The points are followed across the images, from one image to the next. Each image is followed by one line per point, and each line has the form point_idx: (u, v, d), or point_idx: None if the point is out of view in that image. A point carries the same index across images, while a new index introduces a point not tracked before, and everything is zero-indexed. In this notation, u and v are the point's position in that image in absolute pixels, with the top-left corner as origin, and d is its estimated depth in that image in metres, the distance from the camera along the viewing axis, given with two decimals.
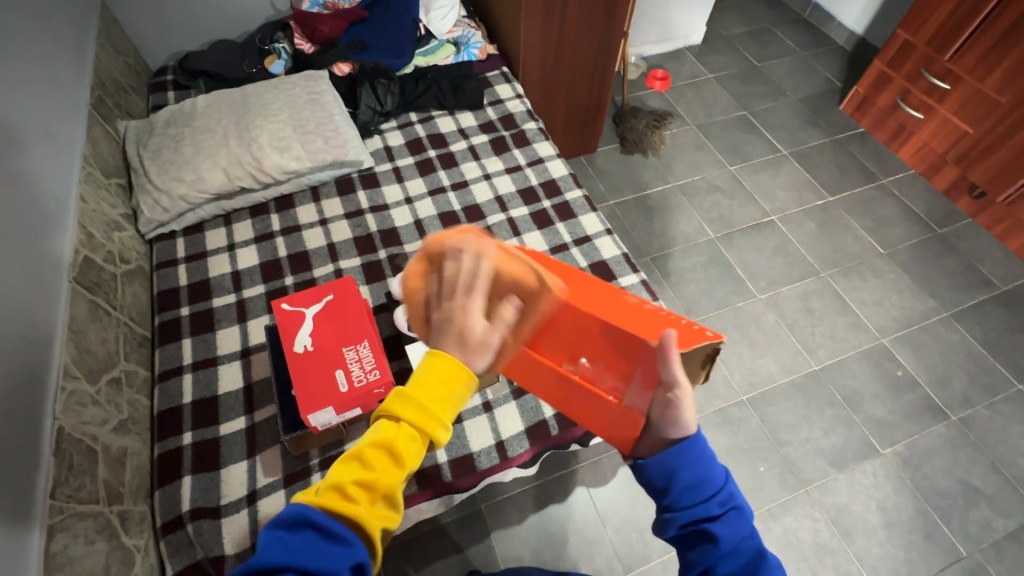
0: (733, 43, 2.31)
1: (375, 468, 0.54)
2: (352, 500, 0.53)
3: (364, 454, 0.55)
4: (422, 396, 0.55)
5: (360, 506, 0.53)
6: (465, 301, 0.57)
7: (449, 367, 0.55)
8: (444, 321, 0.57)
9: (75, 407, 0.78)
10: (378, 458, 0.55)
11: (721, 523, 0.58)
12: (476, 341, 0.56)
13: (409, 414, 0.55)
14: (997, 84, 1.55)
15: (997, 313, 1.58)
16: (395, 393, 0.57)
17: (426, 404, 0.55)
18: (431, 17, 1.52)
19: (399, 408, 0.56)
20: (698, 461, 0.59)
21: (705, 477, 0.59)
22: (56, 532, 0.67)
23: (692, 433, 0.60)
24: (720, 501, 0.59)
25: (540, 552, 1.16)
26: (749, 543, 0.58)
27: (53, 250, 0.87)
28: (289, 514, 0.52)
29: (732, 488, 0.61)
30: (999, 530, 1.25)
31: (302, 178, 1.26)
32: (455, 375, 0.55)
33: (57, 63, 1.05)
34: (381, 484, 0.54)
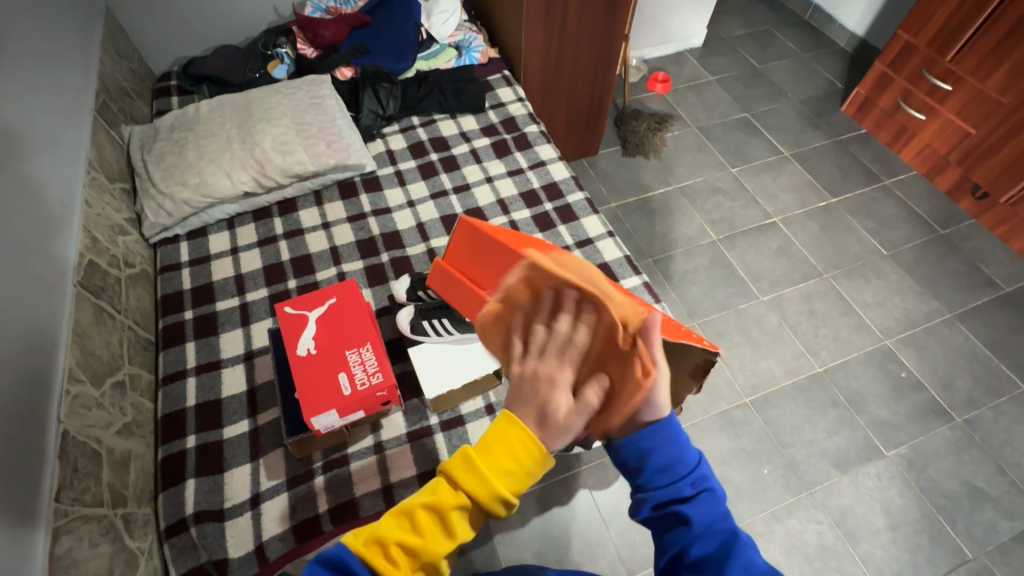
0: (735, 45, 2.32)
1: (424, 534, 0.51)
2: (396, 562, 0.50)
3: (415, 512, 0.52)
4: (484, 467, 0.50)
5: (401, 571, 0.50)
6: (556, 369, 0.49)
7: (523, 442, 0.49)
8: (527, 385, 0.50)
9: (79, 411, 0.79)
10: (428, 521, 0.52)
11: (694, 503, 0.58)
12: (559, 422, 0.48)
13: (468, 482, 0.51)
14: (999, 85, 1.55)
15: (1002, 314, 1.57)
16: (458, 455, 0.52)
17: (489, 478, 0.50)
18: (433, 21, 1.53)
19: (461, 473, 0.51)
20: (671, 442, 0.57)
21: (676, 458, 0.58)
22: (61, 535, 0.68)
23: (665, 415, 0.57)
24: (692, 482, 0.59)
25: (544, 555, 1.16)
26: (722, 524, 0.59)
27: (58, 254, 0.88)
28: (331, 556, 0.51)
29: (704, 470, 0.61)
30: (1006, 533, 1.24)
31: (305, 182, 1.26)
32: (528, 452, 0.50)
33: (62, 69, 1.06)
34: (428, 551, 0.51)
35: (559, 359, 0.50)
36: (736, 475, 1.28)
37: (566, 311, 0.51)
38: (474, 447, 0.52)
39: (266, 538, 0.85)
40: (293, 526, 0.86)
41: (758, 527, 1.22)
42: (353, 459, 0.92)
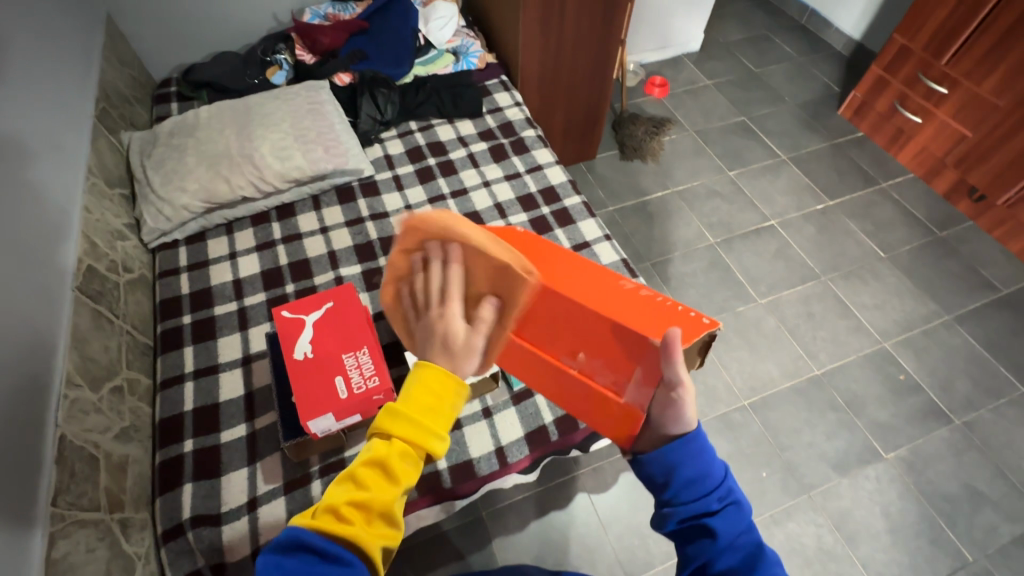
0: (732, 49, 2.33)
1: (370, 488, 0.53)
2: (349, 521, 0.52)
3: (358, 474, 0.54)
4: (412, 411, 0.55)
5: (357, 526, 0.51)
6: (444, 310, 0.58)
7: (436, 376, 0.56)
8: (426, 334, 0.58)
9: (77, 415, 0.79)
10: (373, 476, 0.54)
11: (719, 517, 0.58)
12: (463, 347, 0.58)
13: (401, 429, 0.55)
14: (994, 88, 1.56)
15: (1000, 316, 1.57)
16: (386, 410, 0.56)
17: (418, 419, 0.55)
18: (431, 27, 1.56)
19: (393, 424, 0.55)
20: (697, 456, 0.60)
21: (704, 471, 0.60)
22: (58, 539, 0.68)
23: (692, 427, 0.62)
24: (719, 496, 0.59)
25: (542, 558, 1.16)
26: (747, 538, 0.58)
27: (57, 259, 0.88)
28: (283, 540, 0.51)
29: (731, 484, 0.61)
30: (1006, 535, 1.24)
31: (303, 187, 1.27)
32: (445, 386, 0.56)
33: (63, 76, 1.07)
34: (378, 502, 0.53)
35: (444, 305, 0.58)
36: (734, 478, 1.28)
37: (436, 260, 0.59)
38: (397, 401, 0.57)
39: (262, 542, 0.85)
40: None
41: (757, 530, 1.22)
42: (350, 463, 0.92)
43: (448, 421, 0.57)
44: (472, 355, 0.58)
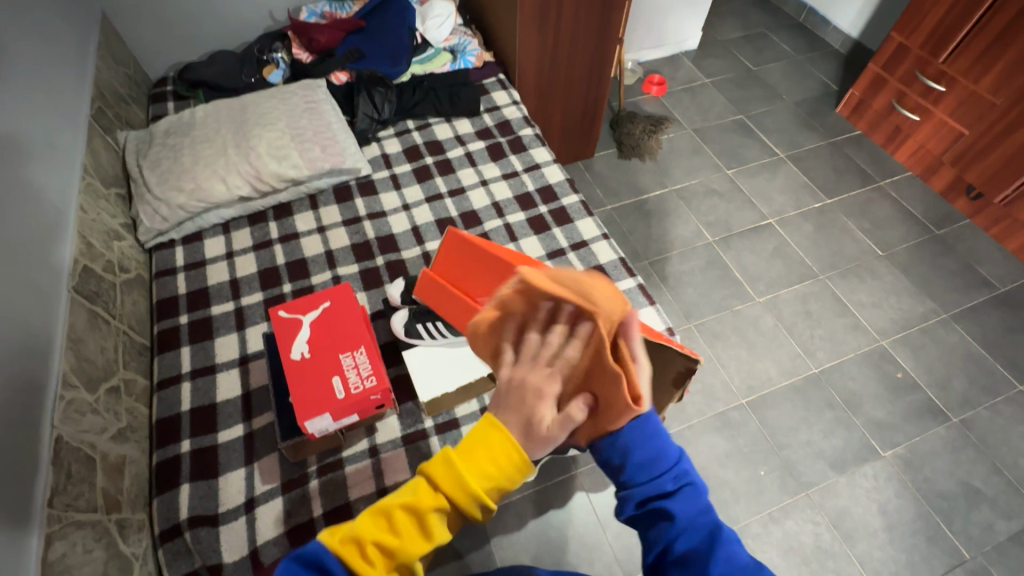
0: (730, 47, 2.33)
1: (400, 534, 0.52)
2: (371, 563, 0.50)
3: (393, 514, 0.52)
4: (465, 470, 0.51)
5: (377, 572, 0.50)
6: (542, 380, 0.53)
7: (503, 444, 0.51)
8: (513, 395, 0.53)
9: (74, 416, 0.79)
10: (406, 522, 0.52)
11: (676, 497, 0.58)
12: (542, 430, 0.51)
13: (448, 484, 0.52)
14: (991, 86, 1.56)
15: (997, 314, 1.57)
16: (440, 458, 0.53)
17: (467, 481, 0.51)
18: (427, 26, 1.54)
19: (443, 475, 0.52)
20: (650, 438, 0.59)
21: (658, 452, 0.59)
22: (54, 540, 0.68)
23: (645, 410, 0.59)
24: (674, 477, 0.60)
25: (541, 557, 1.16)
26: (705, 517, 0.58)
27: (53, 259, 0.88)
28: (309, 555, 0.51)
29: (686, 465, 0.62)
30: (1002, 533, 1.24)
31: (300, 186, 1.27)
32: (506, 458, 0.51)
33: (58, 75, 1.06)
34: (403, 554, 0.51)
35: (547, 370, 0.53)
36: (732, 477, 1.28)
37: (559, 329, 0.55)
38: (455, 449, 0.53)
39: (260, 542, 0.85)
40: (287, 531, 0.86)
41: (755, 528, 1.22)
42: (348, 463, 0.92)
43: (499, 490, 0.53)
44: (546, 447, 0.52)
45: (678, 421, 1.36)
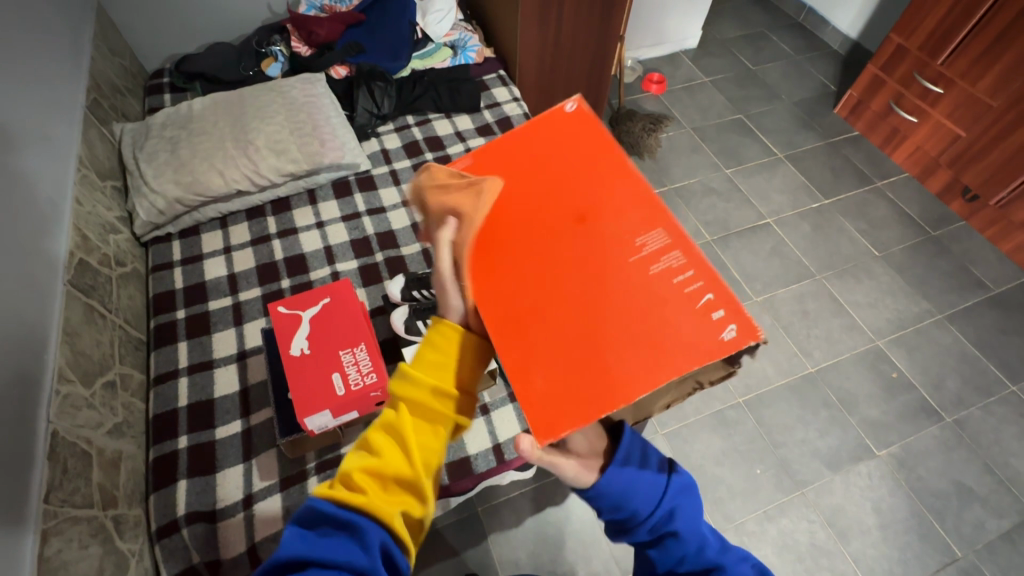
0: (729, 47, 2.33)
1: (382, 454, 0.55)
2: (363, 489, 0.53)
3: (371, 440, 0.57)
4: (417, 373, 0.58)
5: (371, 494, 0.52)
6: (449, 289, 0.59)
7: (443, 332, 0.59)
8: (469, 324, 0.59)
9: (69, 411, 0.78)
10: (384, 443, 0.56)
11: (657, 547, 0.59)
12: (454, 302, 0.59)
13: (411, 393, 0.58)
14: (989, 89, 1.57)
15: (992, 315, 1.59)
16: (397, 377, 0.59)
17: (424, 380, 0.57)
18: (428, 21, 1.53)
19: (402, 388, 0.58)
20: (617, 504, 0.57)
21: (629, 512, 0.58)
22: (50, 536, 0.67)
23: (598, 478, 0.57)
24: (650, 529, 0.58)
25: (537, 554, 1.16)
26: (698, 556, 0.58)
27: (47, 251, 0.87)
28: (303, 511, 0.51)
29: (669, 515, 0.59)
30: (994, 531, 1.26)
31: (299, 181, 1.26)
32: (456, 345, 0.59)
33: (52, 64, 1.05)
34: (393, 470, 0.55)
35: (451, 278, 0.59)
36: (729, 474, 1.29)
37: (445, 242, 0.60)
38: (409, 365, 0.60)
39: (258, 539, 0.84)
40: (285, 527, 0.85)
41: (750, 527, 1.23)
42: None
43: (457, 378, 0.58)
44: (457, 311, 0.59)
45: (674, 420, 1.36)
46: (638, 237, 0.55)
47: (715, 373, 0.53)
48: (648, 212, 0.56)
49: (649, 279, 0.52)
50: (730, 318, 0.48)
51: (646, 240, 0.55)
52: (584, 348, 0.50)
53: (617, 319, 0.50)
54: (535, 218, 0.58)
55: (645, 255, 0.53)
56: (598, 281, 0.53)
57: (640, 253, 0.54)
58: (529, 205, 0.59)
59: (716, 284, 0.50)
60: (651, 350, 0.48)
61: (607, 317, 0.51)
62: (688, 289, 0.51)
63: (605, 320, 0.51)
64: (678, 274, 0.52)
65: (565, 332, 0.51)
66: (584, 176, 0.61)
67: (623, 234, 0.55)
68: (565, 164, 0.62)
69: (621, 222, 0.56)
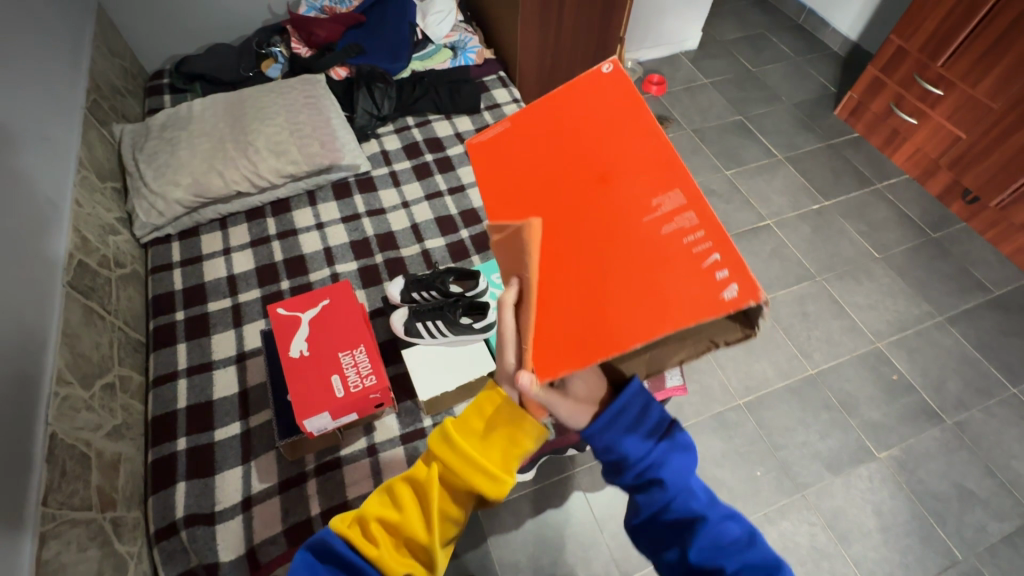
0: (729, 48, 2.33)
1: (402, 508, 0.59)
2: (375, 540, 0.57)
3: (398, 490, 0.61)
4: (453, 436, 0.60)
5: (381, 547, 0.56)
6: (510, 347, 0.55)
7: (489, 401, 0.61)
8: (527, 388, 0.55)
9: (68, 413, 0.78)
10: (408, 497, 0.59)
11: (645, 494, 0.59)
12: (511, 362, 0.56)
13: (443, 454, 0.60)
14: (989, 91, 1.56)
15: (992, 317, 1.59)
16: (437, 433, 0.62)
17: (458, 447, 0.59)
18: (428, 22, 1.53)
19: (438, 447, 0.60)
20: (607, 444, 0.59)
21: (618, 455, 0.59)
22: (48, 539, 0.67)
23: (588, 419, 0.59)
24: (638, 474, 0.59)
25: (537, 556, 1.15)
26: (684, 506, 0.57)
27: (46, 253, 0.87)
28: (321, 539, 0.58)
29: (657, 463, 0.59)
30: (995, 534, 1.25)
31: (299, 182, 1.25)
32: (499, 419, 0.60)
33: (52, 65, 1.05)
34: (408, 529, 0.57)
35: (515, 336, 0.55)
36: (730, 477, 1.29)
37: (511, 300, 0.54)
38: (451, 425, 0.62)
39: (257, 541, 0.84)
40: (285, 530, 0.85)
41: None
42: (346, 462, 0.91)
43: (491, 452, 0.59)
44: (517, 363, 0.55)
45: None
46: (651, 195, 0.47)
47: (730, 333, 0.48)
48: (661, 165, 0.47)
49: (654, 242, 0.45)
50: (733, 279, 0.40)
51: (662, 199, 0.46)
52: (591, 325, 0.46)
53: (621, 291, 0.45)
54: (550, 181, 0.53)
55: (656, 216, 0.46)
56: (604, 244, 0.48)
57: (652, 212, 0.46)
58: (544, 168, 0.54)
59: (727, 244, 0.42)
60: (649, 310, 0.43)
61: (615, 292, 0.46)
62: (695, 250, 0.43)
63: (611, 293, 0.46)
64: (687, 234, 0.44)
65: (572, 294, 0.48)
66: (599, 126, 0.52)
67: (636, 190, 0.48)
68: (584, 113, 0.54)
69: (632, 181, 0.48)
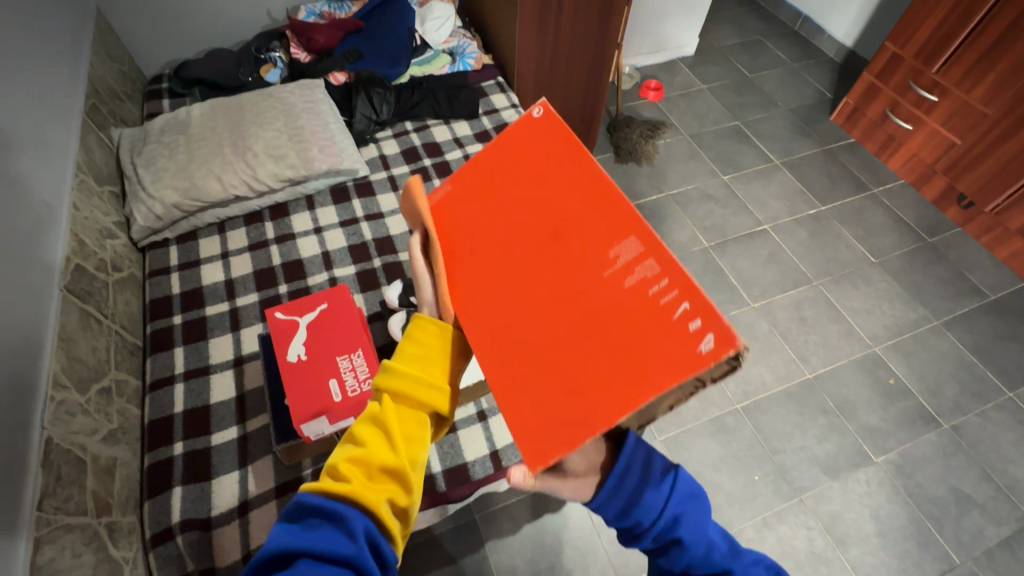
0: (726, 54, 2.35)
1: (368, 444, 0.57)
2: (349, 477, 0.54)
3: (357, 431, 0.58)
4: (400, 363, 0.61)
5: (357, 482, 0.53)
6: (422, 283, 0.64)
7: (423, 327, 0.62)
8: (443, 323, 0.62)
9: (64, 417, 0.78)
10: (370, 434, 0.58)
11: (666, 555, 0.59)
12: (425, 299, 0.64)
13: (395, 383, 0.59)
14: (983, 97, 1.58)
15: (988, 321, 1.59)
16: (382, 370, 0.61)
17: (407, 369, 0.60)
18: (427, 28, 1.54)
19: (388, 381, 0.60)
20: (619, 513, 0.60)
21: (632, 521, 0.59)
22: (43, 544, 0.66)
23: (595, 491, 0.60)
24: (656, 537, 0.59)
25: (535, 562, 1.15)
26: (706, 563, 0.57)
27: (43, 257, 0.87)
28: (292, 506, 0.52)
29: (672, 523, 0.59)
30: (992, 538, 1.25)
31: (297, 187, 1.26)
32: (437, 336, 0.62)
33: (51, 70, 1.05)
34: (376, 458, 0.56)
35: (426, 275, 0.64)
36: (728, 481, 1.29)
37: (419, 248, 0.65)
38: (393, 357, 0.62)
39: (254, 546, 0.84)
40: None
41: (748, 534, 1.22)
42: None
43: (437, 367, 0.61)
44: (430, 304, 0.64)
45: (672, 426, 1.36)
46: (612, 249, 0.48)
47: (715, 370, 0.44)
48: (616, 219, 0.49)
49: (621, 295, 0.46)
50: (706, 326, 0.40)
51: (619, 250, 0.48)
52: (568, 386, 0.47)
53: (594, 350, 0.47)
54: (512, 245, 0.56)
55: (617, 268, 0.47)
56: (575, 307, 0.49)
57: (614, 265, 0.48)
58: (507, 235, 0.56)
59: (692, 288, 0.42)
60: (626, 375, 0.44)
61: (587, 353, 0.47)
62: (661, 300, 0.44)
63: (585, 355, 0.47)
64: (651, 286, 0.45)
65: (546, 362, 0.49)
66: (555, 187, 0.55)
67: (597, 246, 0.49)
68: (535, 175, 0.57)
69: (594, 238, 0.50)
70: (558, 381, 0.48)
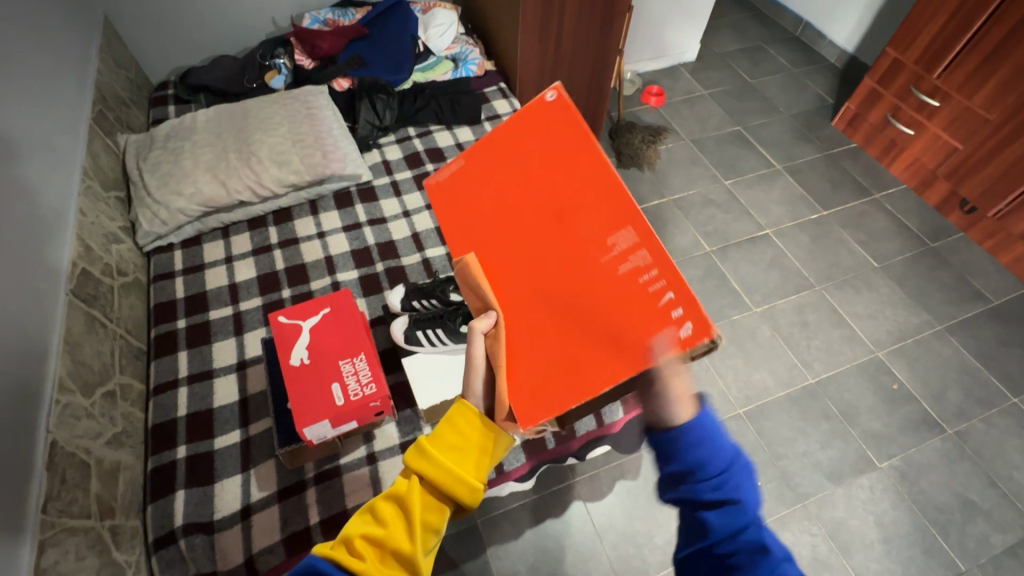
0: (727, 60, 2.36)
1: (387, 524, 0.59)
2: (362, 556, 0.57)
3: (380, 509, 0.61)
4: (434, 450, 0.62)
5: (367, 562, 0.56)
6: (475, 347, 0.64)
7: (463, 415, 0.64)
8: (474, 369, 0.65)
9: (69, 420, 0.78)
10: (391, 514, 0.60)
11: (716, 512, 0.56)
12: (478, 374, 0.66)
13: (424, 468, 0.61)
14: (985, 102, 1.58)
15: (991, 326, 1.59)
16: (416, 449, 0.63)
17: (439, 457, 0.61)
18: (431, 34, 1.58)
19: (417, 461, 0.62)
20: (695, 443, 0.58)
21: (696, 461, 0.58)
22: (47, 547, 0.67)
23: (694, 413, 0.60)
24: (712, 486, 0.57)
25: (537, 567, 1.15)
26: (749, 534, 0.55)
27: (50, 263, 0.87)
28: (303, 566, 0.56)
29: (737, 480, 0.58)
30: (997, 545, 1.24)
31: (301, 192, 1.27)
32: (476, 432, 0.63)
33: (59, 77, 1.06)
34: (393, 542, 0.58)
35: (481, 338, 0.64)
36: None
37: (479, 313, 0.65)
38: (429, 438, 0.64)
39: (256, 550, 0.84)
40: (283, 539, 0.85)
41: None
42: (345, 470, 0.91)
43: (469, 460, 0.62)
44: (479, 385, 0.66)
45: None
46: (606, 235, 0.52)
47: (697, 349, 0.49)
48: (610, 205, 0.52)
49: (612, 282, 0.51)
50: (686, 318, 0.46)
51: (617, 237, 0.51)
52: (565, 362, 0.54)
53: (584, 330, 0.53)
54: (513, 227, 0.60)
55: (614, 255, 0.51)
56: (569, 284, 0.54)
57: (610, 252, 0.51)
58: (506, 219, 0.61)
59: (677, 281, 0.47)
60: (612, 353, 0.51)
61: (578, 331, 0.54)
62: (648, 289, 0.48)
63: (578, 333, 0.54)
64: (641, 275, 0.49)
65: (548, 342, 0.57)
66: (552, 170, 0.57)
67: (590, 231, 0.53)
68: (534, 157, 0.59)
69: (585, 222, 0.53)
70: (557, 357, 0.55)
